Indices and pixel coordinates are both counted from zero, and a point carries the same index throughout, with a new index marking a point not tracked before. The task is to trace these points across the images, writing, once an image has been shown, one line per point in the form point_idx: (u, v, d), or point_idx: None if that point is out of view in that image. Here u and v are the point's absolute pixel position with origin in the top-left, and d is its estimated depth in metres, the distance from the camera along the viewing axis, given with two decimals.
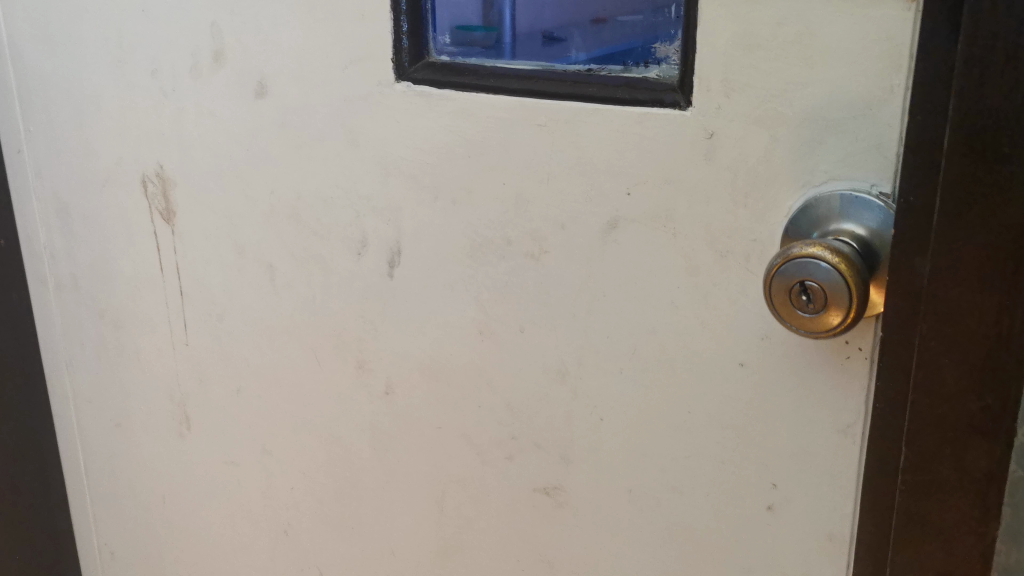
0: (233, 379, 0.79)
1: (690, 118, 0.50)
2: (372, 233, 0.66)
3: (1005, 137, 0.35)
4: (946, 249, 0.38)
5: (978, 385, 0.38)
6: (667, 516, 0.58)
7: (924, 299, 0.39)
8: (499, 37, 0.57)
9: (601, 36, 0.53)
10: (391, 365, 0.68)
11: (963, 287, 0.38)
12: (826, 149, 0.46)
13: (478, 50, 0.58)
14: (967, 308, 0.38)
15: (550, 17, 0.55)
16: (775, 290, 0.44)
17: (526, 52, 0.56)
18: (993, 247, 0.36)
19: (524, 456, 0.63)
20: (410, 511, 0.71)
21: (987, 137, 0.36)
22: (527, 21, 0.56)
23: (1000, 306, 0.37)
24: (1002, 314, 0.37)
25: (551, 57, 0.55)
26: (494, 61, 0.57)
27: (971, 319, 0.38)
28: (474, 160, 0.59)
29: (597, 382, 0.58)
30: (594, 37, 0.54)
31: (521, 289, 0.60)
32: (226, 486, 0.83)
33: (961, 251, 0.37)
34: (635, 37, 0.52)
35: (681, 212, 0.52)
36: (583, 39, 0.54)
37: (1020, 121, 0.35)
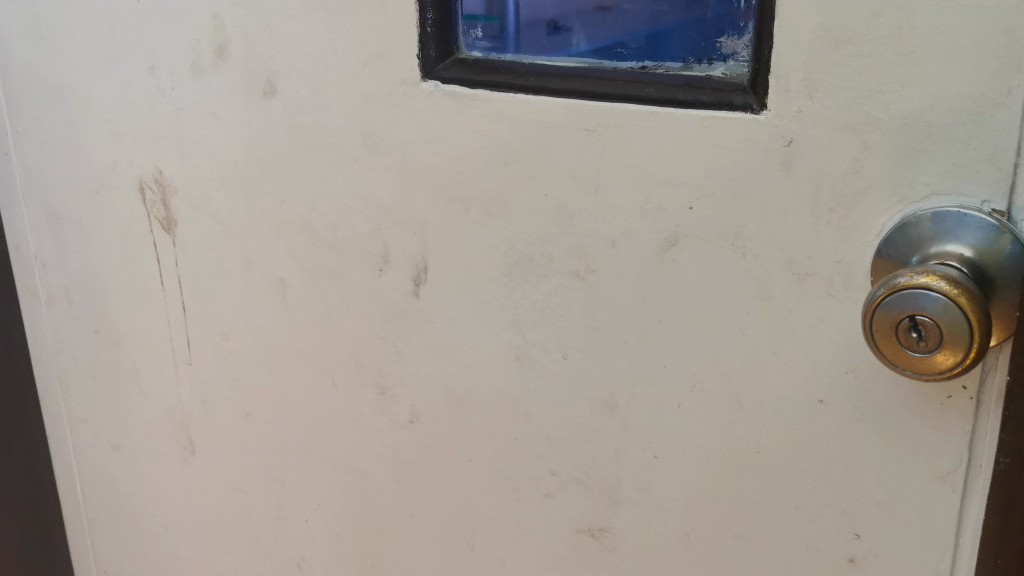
0: (240, 401, 0.73)
1: (765, 123, 0.44)
2: (394, 248, 0.60)
3: None
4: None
5: None
6: (731, 565, 0.53)
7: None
8: (502, 26, 0.51)
9: (604, 25, 0.48)
10: (416, 391, 0.62)
11: None
12: (928, 159, 0.40)
13: (482, 43, 0.52)
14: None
15: (551, 4, 0.49)
16: (877, 325, 0.38)
17: (531, 44, 0.51)
18: None
19: (565, 493, 0.57)
20: (436, 548, 0.65)
21: None
22: (527, 9, 0.50)
23: None
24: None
25: (552, 48, 0.50)
26: (501, 55, 0.52)
27: None
28: (512, 168, 0.53)
29: (649, 416, 0.52)
30: (597, 25, 0.48)
31: (564, 312, 0.54)
32: (233, 515, 0.77)
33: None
34: (671, 21, 0.46)
35: (753, 229, 0.46)
36: (585, 28, 0.48)
37: None
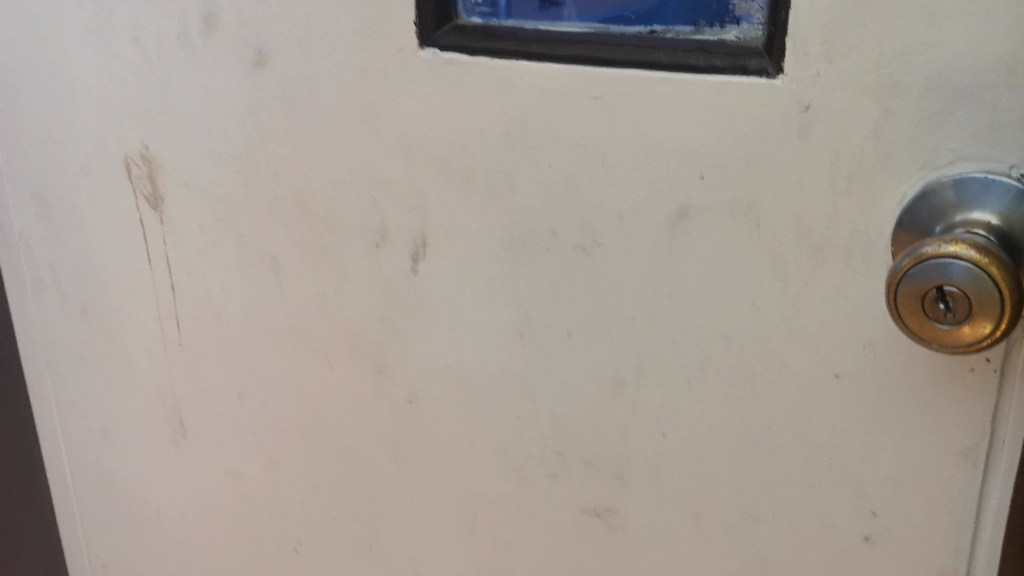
0: (233, 383, 0.71)
1: (782, 88, 0.42)
2: (392, 223, 0.58)
3: None
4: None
5: None
6: (742, 544, 0.51)
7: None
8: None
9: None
10: (415, 371, 0.60)
11: None
12: (953, 124, 0.39)
13: (477, 10, 0.51)
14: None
15: None
16: (902, 298, 0.37)
17: (522, 14, 0.49)
18: None
19: (570, 474, 0.56)
20: (437, 531, 0.64)
21: None
22: None
23: None
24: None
25: (543, 20, 0.48)
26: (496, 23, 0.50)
27: None
28: (515, 139, 0.51)
29: (657, 394, 0.51)
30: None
31: (570, 288, 0.52)
32: (227, 499, 0.76)
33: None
34: None
35: (767, 199, 0.44)
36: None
37: None
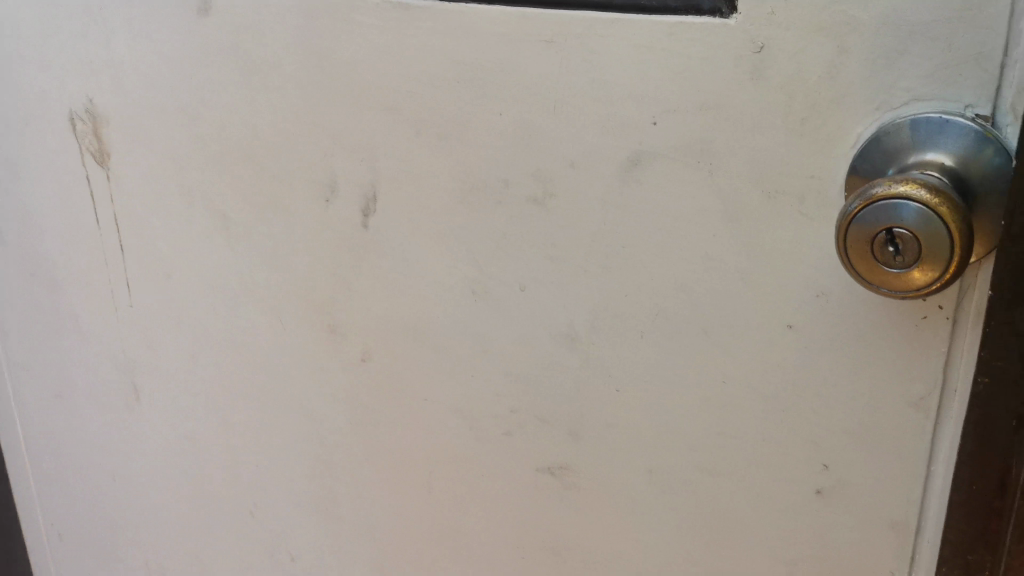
0: (185, 345, 0.69)
1: (735, 28, 0.41)
2: (341, 176, 0.56)
3: None
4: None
5: None
6: (696, 501, 0.51)
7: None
8: None
9: None
10: (368, 329, 0.59)
11: None
12: (908, 62, 0.37)
13: None
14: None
15: None
16: (852, 241, 0.36)
17: None
18: None
19: (525, 431, 0.55)
20: (394, 492, 0.63)
21: None
22: None
23: None
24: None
25: None
26: None
27: None
28: (466, 86, 0.49)
29: (611, 349, 0.50)
30: None
31: (522, 241, 0.51)
32: (182, 464, 0.74)
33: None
34: None
35: (721, 144, 0.43)
36: None
37: None
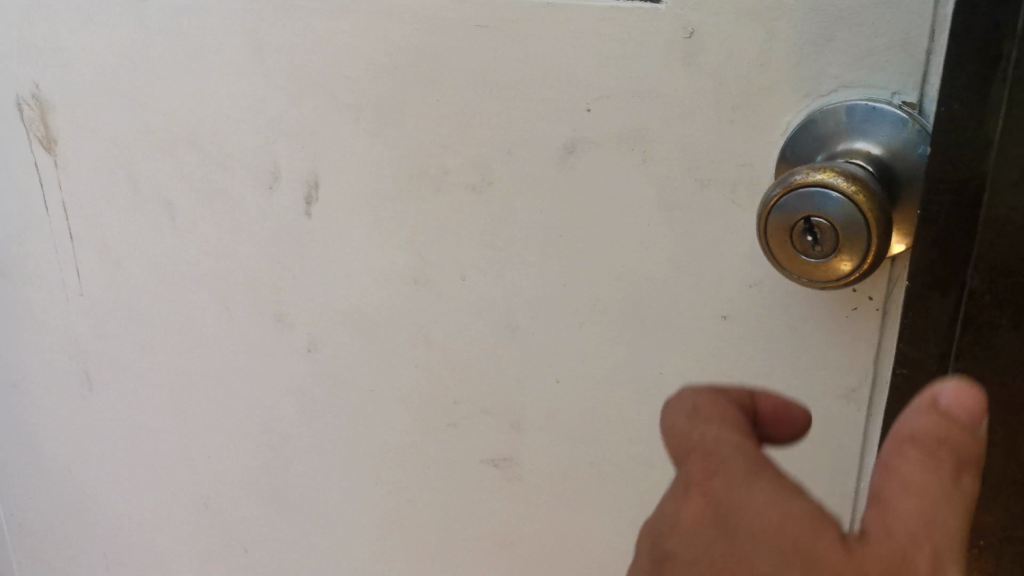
0: (136, 334, 0.68)
1: (665, 14, 0.40)
2: (284, 162, 0.55)
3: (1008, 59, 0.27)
4: (1000, 167, 0.28)
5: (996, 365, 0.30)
6: (636, 492, 0.51)
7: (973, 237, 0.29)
8: None
9: None
10: (313, 319, 0.58)
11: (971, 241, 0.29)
12: (836, 49, 0.37)
13: None
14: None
15: None
16: (772, 229, 0.35)
17: None
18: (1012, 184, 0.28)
19: (468, 423, 0.55)
20: (342, 484, 0.62)
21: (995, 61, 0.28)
22: None
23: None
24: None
25: None
26: None
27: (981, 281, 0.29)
28: (405, 72, 0.48)
29: (551, 339, 0.49)
30: None
31: (461, 229, 0.50)
32: (136, 454, 0.73)
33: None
34: None
35: (654, 132, 0.42)
36: None
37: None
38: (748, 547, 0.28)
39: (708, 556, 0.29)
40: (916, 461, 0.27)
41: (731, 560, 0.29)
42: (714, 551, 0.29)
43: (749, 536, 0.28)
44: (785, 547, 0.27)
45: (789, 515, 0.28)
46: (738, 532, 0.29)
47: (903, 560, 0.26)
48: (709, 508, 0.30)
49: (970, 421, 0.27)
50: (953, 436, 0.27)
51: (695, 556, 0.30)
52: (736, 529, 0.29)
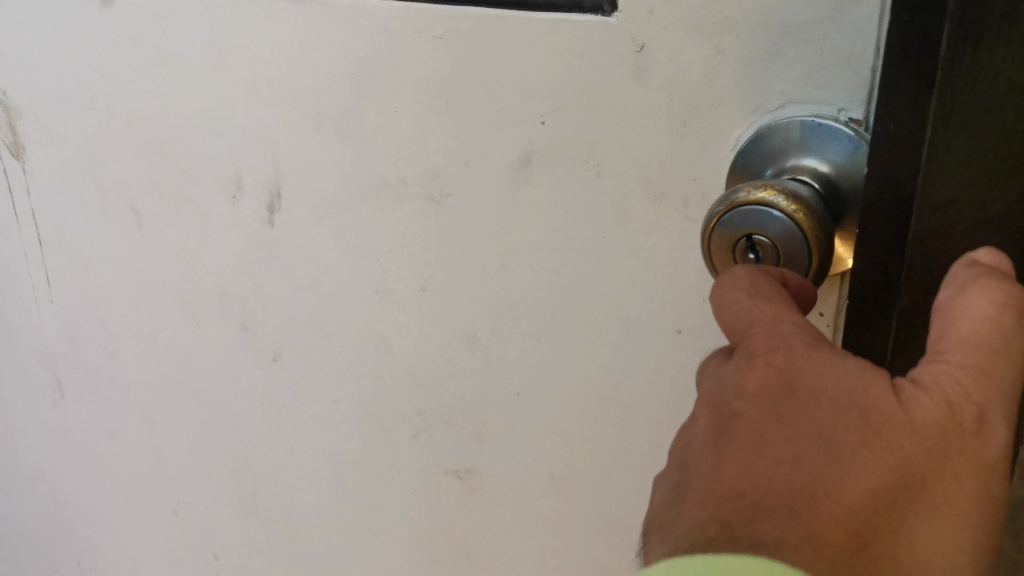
0: (107, 340, 0.68)
1: (614, 27, 0.40)
2: (246, 171, 0.55)
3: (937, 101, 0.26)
4: (931, 193, 0.28)
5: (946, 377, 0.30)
6: (597, 502, 0.52)
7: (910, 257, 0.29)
8: None
9: None
10: (279, 328, 0.58)
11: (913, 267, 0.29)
12: (783, 64, 0.37)
13: None
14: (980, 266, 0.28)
15: None
16: (716, 245, 0.35)
17: None
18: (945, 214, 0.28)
19: (431, 434, 0.55)
20: (309, 493, 0.62)
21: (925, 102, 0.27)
22: None
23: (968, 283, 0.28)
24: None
25: None
26: None
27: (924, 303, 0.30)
28: (362, 83, 0.48)
29: (511, 350, 0.49)
30: None
31: (420, 240, 0.50)
32: (109, 460, 0.73)
33: (964, 196, 0.27)
34: None
35: (607, 145, 0.42)
36: None
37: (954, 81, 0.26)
38: (807, 409, 0.29)
39: (768, 421, 0.30)
40: (978, 317, 0.27)
41: (790, 424, 0.29)
42: (772, 414, 0.30)
43: (809, 397, 0.29)
44: (845, 410, 0.28)
45: (850, 375, 0.28)
46: (798, 393, 0.29)
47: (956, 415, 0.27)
48: (772, 374, 0.30)
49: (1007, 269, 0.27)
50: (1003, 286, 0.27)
51: (751, 418, 0.30)
52: (799, 393, 0.29)
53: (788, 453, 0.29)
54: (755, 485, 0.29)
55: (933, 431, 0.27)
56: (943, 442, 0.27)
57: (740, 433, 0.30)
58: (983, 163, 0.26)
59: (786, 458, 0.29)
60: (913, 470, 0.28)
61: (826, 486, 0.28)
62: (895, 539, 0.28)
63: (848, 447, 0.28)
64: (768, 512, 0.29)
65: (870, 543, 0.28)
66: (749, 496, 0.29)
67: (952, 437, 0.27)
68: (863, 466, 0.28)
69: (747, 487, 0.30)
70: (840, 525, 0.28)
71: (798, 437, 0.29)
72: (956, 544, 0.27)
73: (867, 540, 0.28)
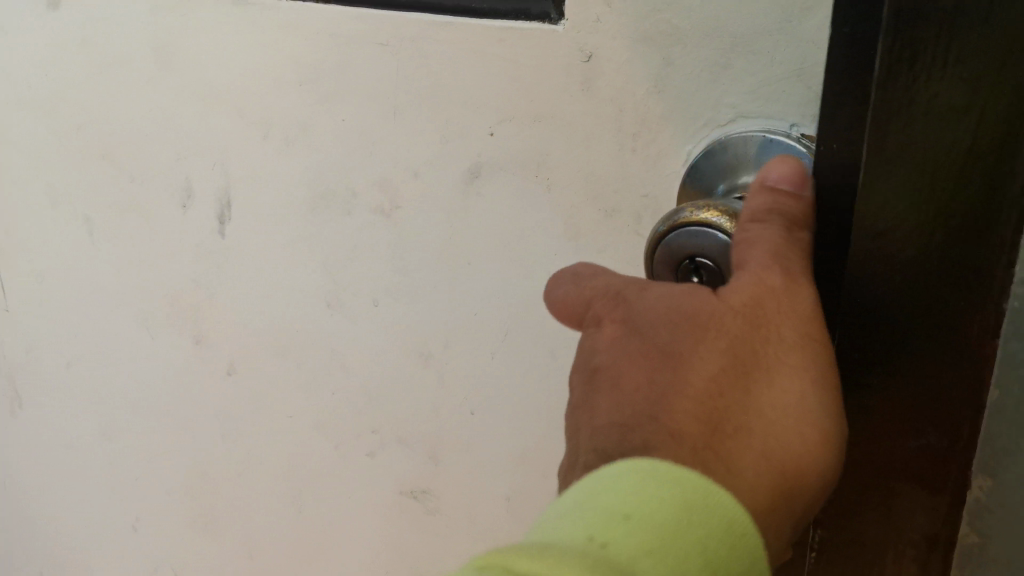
0: (61, 350, 0.66)
1: (562, 35, 0.38)
2: (196, 179, 0.53)
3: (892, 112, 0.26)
4: (894, 199, 0.27)
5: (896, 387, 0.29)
6: None
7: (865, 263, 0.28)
8: None
9: None
10: (233, 341, 0.56)
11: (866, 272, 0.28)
12: (733, 76, 0.35)
13: None
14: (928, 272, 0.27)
15: None
16: (659, 265, 0.34)
17: None
18: (905, 218, 0.27)
19: (387, 451, 0.53)
20: (265, 510, 0.61)
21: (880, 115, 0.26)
22: None
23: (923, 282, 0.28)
24: (971, 255, 0.27)
25: None
26: None
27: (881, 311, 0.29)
28: (309, 90, 0.46)
29: (465, 368, 0.48)
30: None
31: (371, 255, 0.48)
32: (68, 471, 0.71)
33: (922, 198, 0.27)
34: None
35: (556, 159, 0.40)
36: None
37: (909, 94, 0.25)
38: (649, 329, 0.31)
39: (619, 357, 0.31)
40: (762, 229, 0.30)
41: (639, 351, 0.31)
42: (625, 351, 0.31)
43: (645, 320, 0.31)
44: (679, 324, 0.30)
45: (679, 297, 0.31)
46: (638, 322, 0.31)
47: (766, 285, 0.29)
48: (616, 322, 0.32)
49: (772, 177, 0.30)
50: (779, 202, 0.30)
51: (610, 360, 0.32)
52: (637, 325, 0.31)
53: (641, 377, 0.31)
54: (620, 412, 0.30)
55: (757, 311, 0.29)
56: (772, 318, 0.29)
57: (608, 381, 0.31)
58: (910, 179, 0.26)
59: (640, 381, 0.31)
60: (743, 346, 0.29)
61: (681, 392, 0.30)
62: (762, 427, 0.29)
63: (692, 351, 0.30)
64: (634, 428, 0.30)
65: (725, 425, 0.29)
66: (617, 419, 0.30)
67: (779, 310, 0.29)
68: (706, 361, 0.30)
69: (620, 419, 0.30)
70: (694, 415, 0.29)
71: (647, 359, 0.31)
72: (799, 397, 0.29)
73: (722, 421, 0.29)
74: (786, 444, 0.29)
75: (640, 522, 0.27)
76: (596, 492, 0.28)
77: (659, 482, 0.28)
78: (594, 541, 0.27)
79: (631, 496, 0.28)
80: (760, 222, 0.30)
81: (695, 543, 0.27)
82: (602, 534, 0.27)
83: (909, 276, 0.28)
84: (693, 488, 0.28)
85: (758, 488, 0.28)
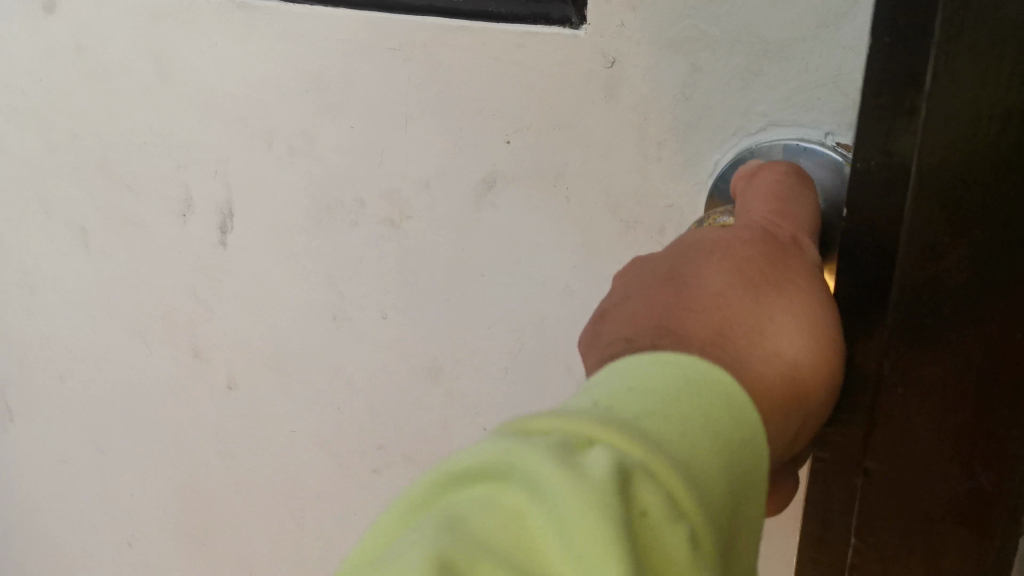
0: (54, 364, 0.64)
1: (584, 40, 0.36)
2: (195, 190, 0.51)
3: (949, 125, 0.24)
4: (946, 213, 0.25)
5: (949, 427, 0.26)
6: None
7: (911, 279, 0.26)
8: None
9: None
10: (233, 354, 0.54)
11: (913, 290, 0.26)
12: (765, 83, 0.33)
13: None
14: (984, 301, 0.25)
15: None
16: None
17: None
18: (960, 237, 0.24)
19: (392, 469, 0.51)
20: (265, 529, 0.59)
21: (934, 128, 0.24)
22: None
23: (976, 313, 0.25)
24: None
25: None
26: None
27: (930, 337, 0.26)
28: (315, 98, 0.44)
29: (475, 384, 0.46)
30: None
31: (377, 268, 0.46)
32: (60, 488, 0.69)
33: (978, 218, 0.24)
34: None
35: (574, 169, 0.39)
36: None
37: (969, 109, 0.23)
38: (657, 261, 0.31)
39: (626, 288, 0.31)
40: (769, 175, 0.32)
41: (642, 281, 0.31)
42: (632, 283, 0.31)
43: (655, 258, 0.32)
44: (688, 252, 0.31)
45: (685, 240, 0.32)
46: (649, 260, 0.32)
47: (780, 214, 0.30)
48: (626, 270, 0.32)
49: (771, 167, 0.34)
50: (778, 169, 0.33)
51: (615, 296, 0.31)
52: (646, 264, 0.32)
53: (647, 297, 0.30)
54: (626, 325, 0.30)
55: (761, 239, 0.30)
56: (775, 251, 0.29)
57: (614, 308, 0.31)
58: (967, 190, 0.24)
59: (646, 300, 0.30)
60: (748, 267, 0.29)
61: (687, 303, 0.29)
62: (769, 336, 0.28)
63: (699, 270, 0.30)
64: (639, 336, 0.29)
65: (733, 331, 0.28)
66: (623, 333, 0.30)
67: (780, 248, 0.29)
68: (708, 278, 0.29)
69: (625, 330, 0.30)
70: (703, 322, 0.29)
71: (653, 283, 0.31)
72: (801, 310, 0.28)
73: (727, 327, 0.28)
74: (790, 350, 0.28)
75: (647, 390, 0.24)
76: (595, 384, 0.25)
77: (658, 364, 0.25)
78: (600, 405, 0.23)
79: (640, 377, 0.24)
80: (768, 169, 0.32)
81: (702, 409, 0.24)
82: (607, 400, 0.24)
83: (957, 294, 0.25)
84: (695, 368, 0.25)
85: (764, 386, 0.27)
